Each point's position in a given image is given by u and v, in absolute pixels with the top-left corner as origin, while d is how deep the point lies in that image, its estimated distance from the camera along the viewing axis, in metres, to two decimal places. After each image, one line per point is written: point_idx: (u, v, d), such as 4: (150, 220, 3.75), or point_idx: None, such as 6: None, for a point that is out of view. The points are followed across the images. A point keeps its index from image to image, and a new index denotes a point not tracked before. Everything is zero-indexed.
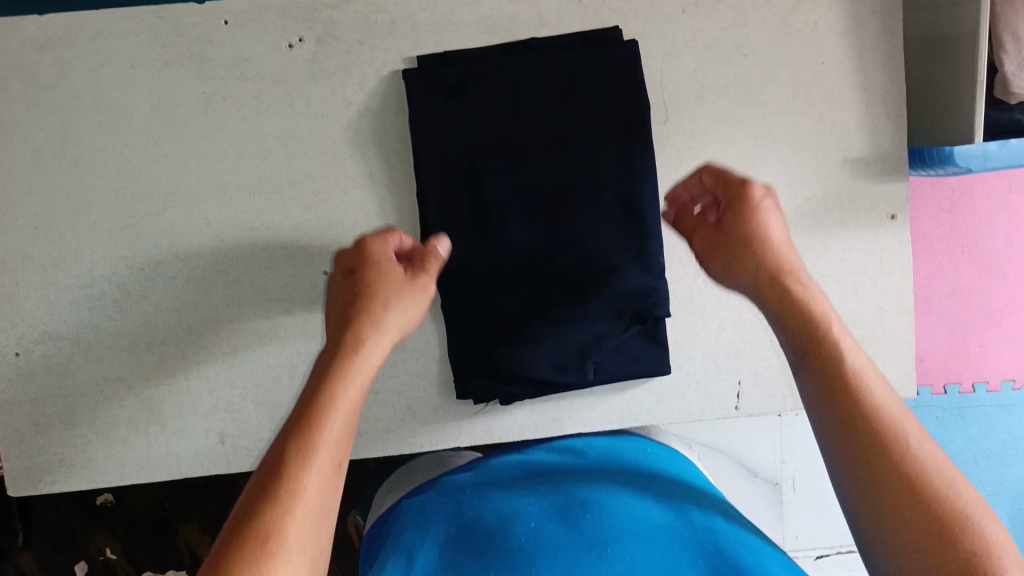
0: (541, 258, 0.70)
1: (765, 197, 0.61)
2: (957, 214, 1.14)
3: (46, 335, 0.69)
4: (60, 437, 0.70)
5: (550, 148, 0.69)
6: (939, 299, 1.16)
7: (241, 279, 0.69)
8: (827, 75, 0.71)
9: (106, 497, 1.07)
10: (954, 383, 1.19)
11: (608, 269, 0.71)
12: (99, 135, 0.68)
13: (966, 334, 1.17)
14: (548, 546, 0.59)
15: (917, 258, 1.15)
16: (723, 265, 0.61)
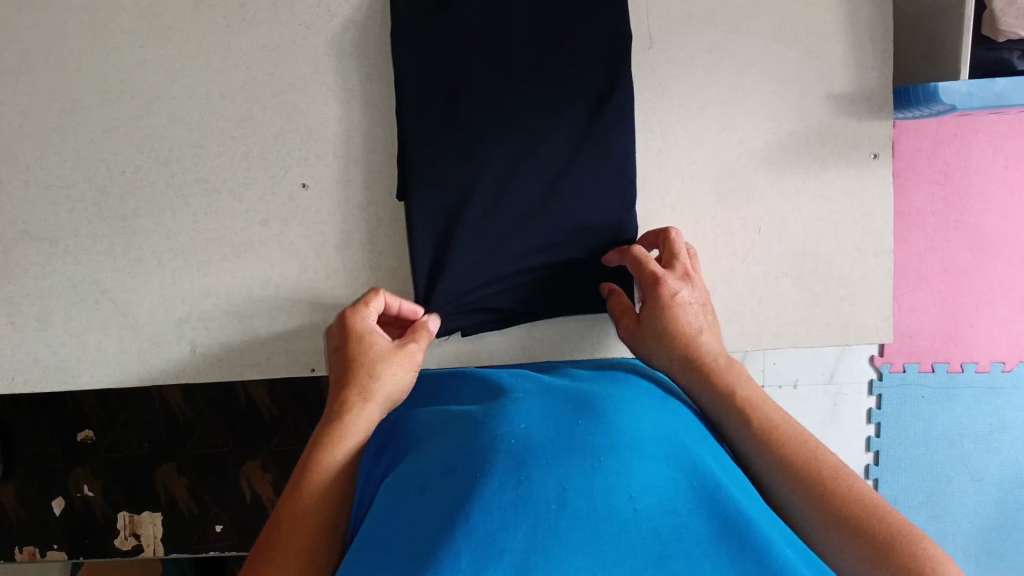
0: (512, 189, 0.70)
1: (678, 289, 0.63)
2: (951, 188, 1.13)
3: (25, 233, 0.69)
4: (35, 337, 0.71)
5: (527, 75, 0.69)
6: (930, 276, 1.15)
7: (219, 187, 0.70)
8: (814, 9, 0.71)
9: (87, 434, 1.07)
10: (943, 362, 1.18)
11: (575, 202, 0.71)
12: (85, 36, 0.68)
13: (957, 312, 1.16)
14: (536, 452, 0.41)
15: (911, 232, 1.14)
16: (645, 348, 0.62)
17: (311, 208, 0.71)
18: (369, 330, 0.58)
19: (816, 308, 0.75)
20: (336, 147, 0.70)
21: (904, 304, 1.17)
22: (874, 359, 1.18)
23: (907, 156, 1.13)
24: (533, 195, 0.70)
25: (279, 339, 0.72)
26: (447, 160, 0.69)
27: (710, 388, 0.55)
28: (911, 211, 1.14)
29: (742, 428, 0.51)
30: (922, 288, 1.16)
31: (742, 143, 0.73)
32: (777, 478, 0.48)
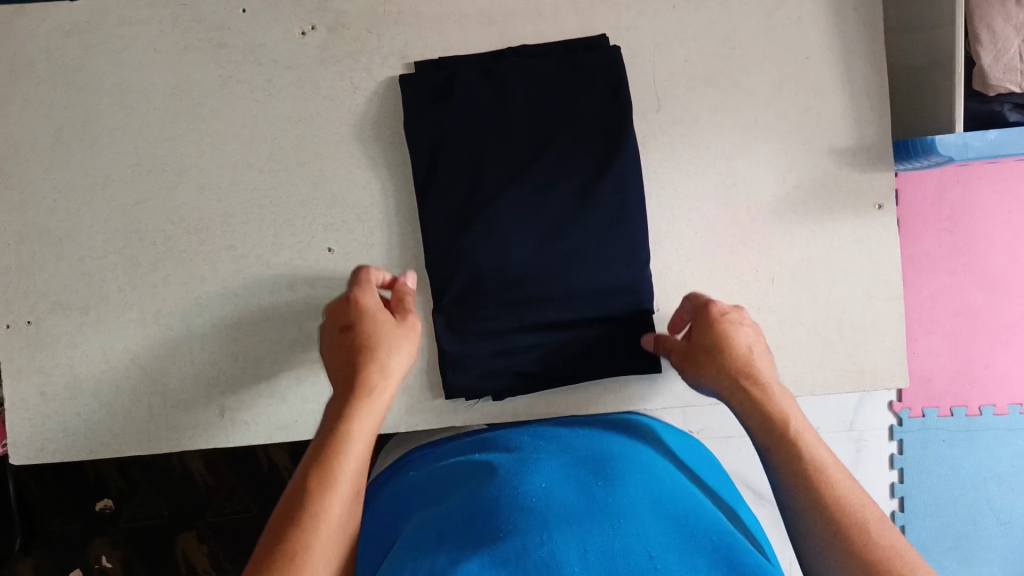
0: (529, 259, 0.72)
1: (734, 315, 0.67)
2: (958, 233, 1.16)
3: (58, 304, 0.71)
4: (66, 407, 0.72)
5: (537, 145, 0.72)
6: (943, 319, 1.17)
7: (247, 254, 0.72)
8: (812, 68, 0.75)
9: (106, 504, 1.07)
10: (960, 405, 1.19)
11: (592, 267, 0.72)
12: (118, 115, 0.71)
13: (972, 353, 1.18)
14: (559, 508, 0.49)
15: (922, 276, 1.17)
16: (695, 371, 0.66)
17: (337, 272, 0.73)
18: (370, 314, 0.63)
19: (831, 354, 0.76)
20: (359, 212, 0.73)
21: (920, 347, 1.18)
22: (893, 404, 1.18)
23: (912, 203, 1.16)
24: (548, 265, 0.72)
25: (307, 402, 0.73)
26: (466, 227, 0.71)
27: (759, 416, 0.61)
28: (919, 257, 1.17)
29: (786, 466, 0.57)
30: (935, 331, 1.18)
31: (751, 197, 0.75)
32: (804, 508, 0.54)
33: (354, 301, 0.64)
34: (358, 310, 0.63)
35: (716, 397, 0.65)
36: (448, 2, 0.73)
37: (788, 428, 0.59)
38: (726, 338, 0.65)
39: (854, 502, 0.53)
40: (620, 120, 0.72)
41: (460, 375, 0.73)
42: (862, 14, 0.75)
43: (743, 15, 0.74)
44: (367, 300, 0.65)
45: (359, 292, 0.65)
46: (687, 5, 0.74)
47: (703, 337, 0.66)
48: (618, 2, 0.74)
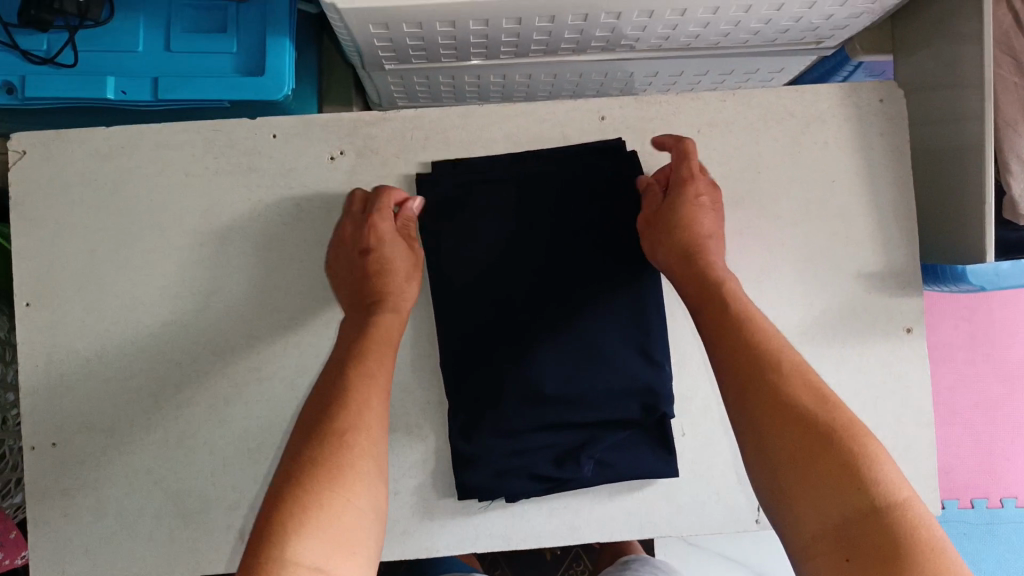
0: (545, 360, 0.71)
1: (704, 196, 0.69)
2: (975, 321, 1.28)
3: (83, 425, 0.71)
4: (87, 529, 0.70)
5: (554, 248, 0.72)
6: (963, 409, 1.28)
7: (273, 375, 0.72)
8: (838, 191, 0.75)
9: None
10: (982, 497, 1.27)
11: (610, 368, 0.71)
12: (150, 237, 0.72)
13: (991, 446, 1.27)
14: None
15: (940, 364, 1.29)
16: (653, 241, 0.69)
17: None
18: (382, 236, 0.68)
19: None
20: None
21: (939, 441, 1.28)
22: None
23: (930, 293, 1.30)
24: (564, 366, 0.71)
25: None
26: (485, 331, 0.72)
27: (703, 282, 0.63)
28: (939, 346, 1.28)
29: (729, 357, 0.57)
30: (956, 422, 1.27)
31: (777, 320, 0.75)
32: (744, 403, 0.54)
33: (371, 223, 0.69)
34: (372, 235, 0.68)
35: (666, 268, 0.67)
36: (476, 127, 0.74)
37: (733, 309, 0.60)
38: (688, 212, 0.67)
39: (801, 399, 0.53)
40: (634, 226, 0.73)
41: (474, 474, 0.71)
42: (888, 139, 0.75)
43: (768, 140, 0.75)
44: (383, 226, 0.69)
45: (372, 215, 0.69)
46: (713, 130, 0.75)
47: (668, 207, 0.68)
48: (643, 127, 0.75)
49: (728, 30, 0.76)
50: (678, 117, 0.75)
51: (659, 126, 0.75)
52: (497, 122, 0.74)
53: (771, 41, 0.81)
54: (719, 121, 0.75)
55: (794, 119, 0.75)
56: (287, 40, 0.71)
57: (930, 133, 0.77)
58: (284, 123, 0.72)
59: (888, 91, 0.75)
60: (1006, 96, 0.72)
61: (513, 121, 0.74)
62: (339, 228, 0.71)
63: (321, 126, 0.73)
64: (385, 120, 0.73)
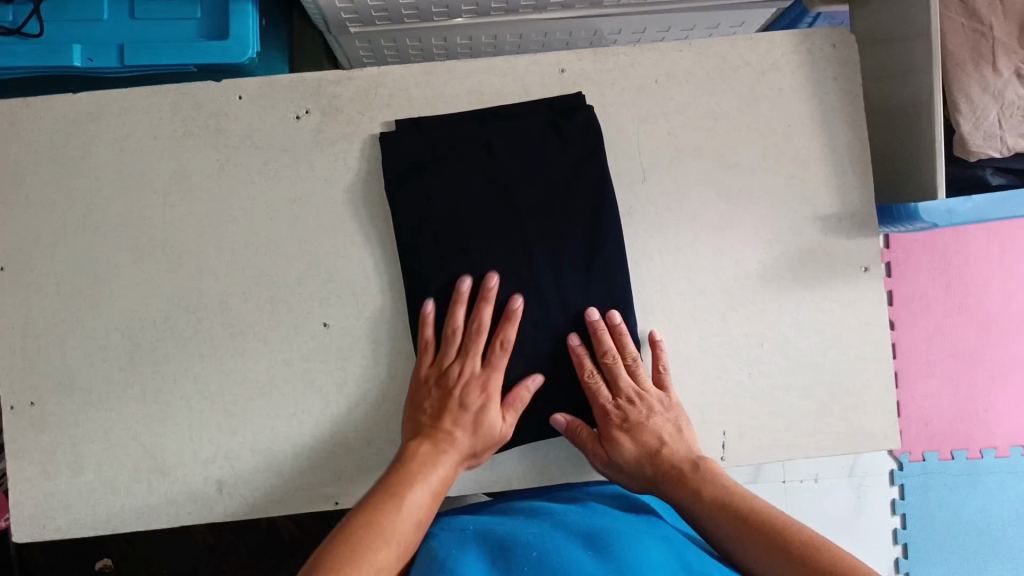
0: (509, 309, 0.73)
1: (619, 323, 0.73)
2: (950, 274, 1.29)
3: (60, 385, 0.73)
4: (66, 484, 0.73)
5: (518, 199, 0.73)
6: (942, 360, 1.28)
7: (246, 331, 0.74)
8: (794, 136, 0.77)
9: (105, 562, 1.21)
10: (962, 448, 1.29)
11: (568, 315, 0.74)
12: (119, 199, 0.73)
13: (970, 396, 1.28)
14: None
15: (918, 317, 1.29)
16: (608, 461, 0.72)
17: (333, 347, 0.74)
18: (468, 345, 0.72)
19: (824, 419, 0.76)
20: (354, 288, 0.74)
21: (919, 392, 1.29)
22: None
23: (903, 243, 1.30)
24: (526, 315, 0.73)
25: (302, 475, 0.74)
26: (448, 276, 0.73)
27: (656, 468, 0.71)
28: (916, 297, 1.29)
29: (717, 526, 0.66)
30: (934, 374, 1.28)
31: (741, 263, 0.76)
32: (727, 533, 0.65)
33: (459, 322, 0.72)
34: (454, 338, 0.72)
35: (637, 484, 0.73)
36: (439, 84, 0.75)
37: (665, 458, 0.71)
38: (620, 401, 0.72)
39: (758, 510, 0.66)
40: (599, 182, 0.74)
41: None
42: (841, 85, 0.77)
43: (725, 88, 0.76)
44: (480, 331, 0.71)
45: (456, 316, 0.72)
46: (670, 80, 0.76)
47: (615, 424, 0.72)
48: (603, 80, 0.76)
49: None
50: (636, 69, 0.76)
51: (618, 76, 0.76)
52: (459, 78, 0.75)
53: None
54: (676, 71, 0.76)
55: (749, 67, 0.77)
56: (248, 5, 0.72)
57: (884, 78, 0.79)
58: (249, 85, 0.74)
59: (841, 37, 0.78)
60: (954, 37, 0.74)
61: (474, 77, 0.75)
62: (420, 319, 0.72)
63: (285, 87, 0.74)
64: (349, 80, 0.74)
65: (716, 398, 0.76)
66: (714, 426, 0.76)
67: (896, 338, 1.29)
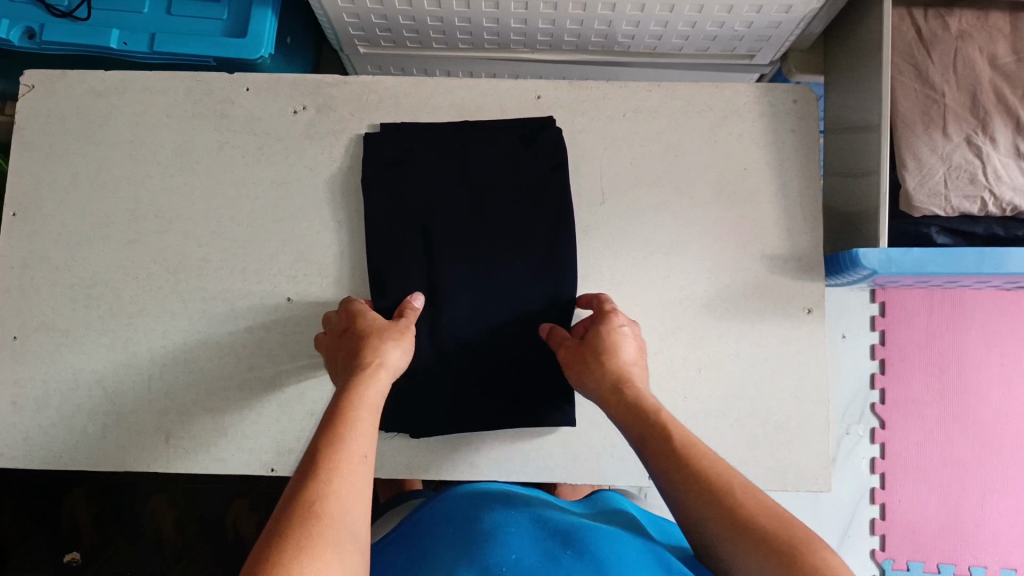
0: (460, 303, 0.77)
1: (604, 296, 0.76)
2: (945, 380, 1.27)
3: (43, 324, 0.79)
4: (30, 416, 0.78)
5: (484, 206, 0.80)
6: (932, 469, 1.26)
7: (216, 296, 0.80)
8: (750, 178, 0.81)
9: (74, 556, 1.25)
10: (949, 563, 1.24)
11: (515, 315, 0.78)
12: (128, 166, 0.82)
13: (960, 509, 1.25)
14: None
15: (908, 420, 1.26)
16: (579, 367, 0.70)
17: (293, 321, 0.79)
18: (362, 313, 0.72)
19: (754, 450, 0.78)
20: (320, 269, 0.80)
21: (905, 497, 1.25)
22: (874, 522, 1.24)
23: (900, 343, 1.28)
24: (476, 311, 0.77)
25: (244, 438, 0.78)
26: (409, 266, 0.78)
27: (616, 395, 0.67)
28: (908, 401, 1.27)
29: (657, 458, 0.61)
30: (923, 480, 1.25)
31: (685, 290, 0.80)
32: (665, 467, 0.60)
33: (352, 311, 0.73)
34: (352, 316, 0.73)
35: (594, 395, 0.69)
36: (425, 97, 0.83)
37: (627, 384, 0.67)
38: (605, 323, 0.72)
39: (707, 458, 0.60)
40: (559, 198, 0.80)
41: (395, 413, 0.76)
42: (800, 136, 0.82)
43: (688, 127, 0.82)
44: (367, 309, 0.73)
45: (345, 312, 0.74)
46: (637, 116, 0.82)
47: (594, 340, 0.71)
48: (575, 108, 0.82)
49: (660, 32, 0.84)
50: (606, 102, 0.82)
51: (590, 107, 0.82)
52: (443, 93, 0.83)
53: (704, 48, 0.88)
54: (644, 108, 0.82)
55: (711, 112, 0.82)
56: (268, 10, 0.82)
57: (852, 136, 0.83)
58: (257, 79, 0.82)
59: (802, 93, 0.82)
60: (906, 100, 0.78)
61: (458, 93, 0.83)
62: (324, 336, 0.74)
63: (288, 84, 0.82)
64: (344, 84, 0.82)
65: None
66: None
67: (885, 438, 1.26)
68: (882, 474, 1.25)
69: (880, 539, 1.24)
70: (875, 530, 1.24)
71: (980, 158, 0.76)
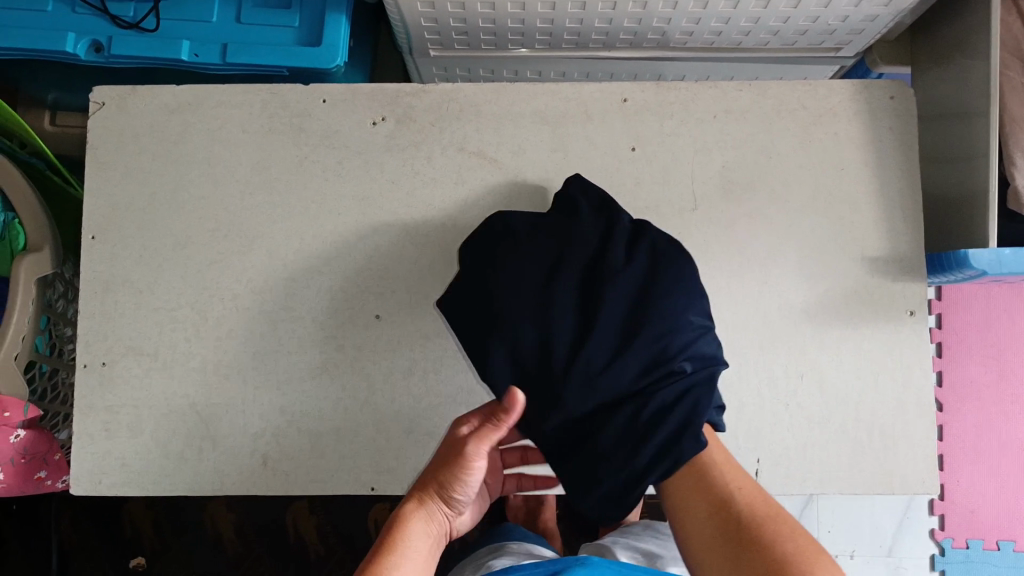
0: (611, 369, 0.62)
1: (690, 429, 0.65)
2: (1002, 361, 1.19)
3: (130, 349, 0.78)
4: (125, 443, 0.77)
5: (583, 280, 0.67)
6: (990, 450, 1.19)
7: (304, 316, 0.78)
8: (847, 179, 0.79)
9: (140, 561, 1.23)
10: (1010, 540, 1.19)
11: (676, 376, 0.62)
12: (207, 184, 0.80)
13: (1020, 491, 1.19)
14: None
15: (965, 403, 1.19)
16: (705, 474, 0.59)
17: (383, 338, 0.78)
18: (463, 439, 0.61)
19: (859, 457, 0.76)
20: (407, 283, 0.78)
21: (965, 479, 1.19)
22: (933, 503, 1.20)
23: (958, 326, 1.20)
24: (640, 380, 0.62)
25: (344, 458, 0.76)
26: (518, 351, 0.65)
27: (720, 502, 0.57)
28: (965, 383, 1.19)
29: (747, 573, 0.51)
30: (981, 461, 1.19)
31: (784, 297, 0.78)
32: None
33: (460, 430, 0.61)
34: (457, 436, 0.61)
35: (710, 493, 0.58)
36: (507, 103, 0.80)
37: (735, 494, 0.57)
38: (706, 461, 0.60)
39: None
40: (664, 270, 0.66)
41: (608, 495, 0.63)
42: (898, 134, 0.79)
43: (780, 127, 0.79)
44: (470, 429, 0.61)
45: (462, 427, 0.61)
46: (727, 117, 0.79)
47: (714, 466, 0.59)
48: (664, 110, 0.79)
49: (748, 28, 0.81)
50: (695, 103, 0.79)
51: (678, 108, 0.79)
52: (527, 98, 0.80)
53: (792, 43, 0.85)
54: (735, 109, 0.79)
55: (806, 110, 0.80)
56: (342, 17, 0.79)
57: (956, 124, 0.80)
58: (334, 90, 0.80)
59: (899, 89, 0.80)
60: (1013, 94, 0.76)
61: (542, 98, 0.80)
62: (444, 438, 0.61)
63: (367, 94, 0.80)
64: (425, 93, 0.80)
65: (751, 425, 0.76)
66: (749, 453, 0.76)
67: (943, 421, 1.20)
68: (941, 456, 1.20)
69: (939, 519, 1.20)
70: (934, 510, 1.20)
71: None
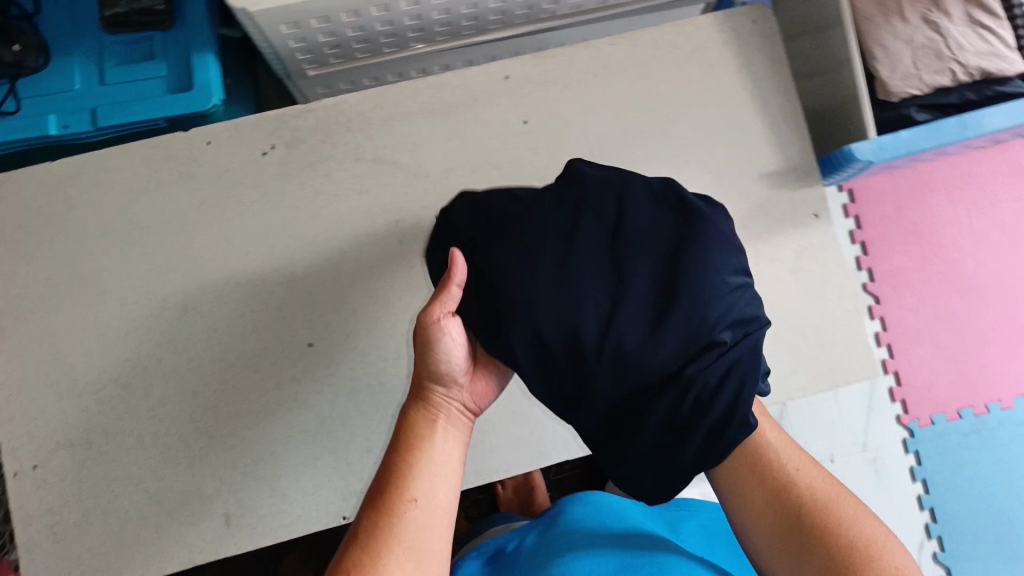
0: (648, 348, 0.56)
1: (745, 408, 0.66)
2: (922, 243, 1.27)
3: (60, 443, 0.74)
4: (74, 541, 0.73)
5: (604, 250, 0.58)
6: (931, 328, 1.25)
7: (236, 362, 0.76)
8: (730, 104, 0.82)
9: None
10: (968, 406, 1.24)
11: (721, 352, 0.57)
12: (104, 255, 0.77)
13: (965, 361, 1.25)
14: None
15: (900, 291, 1.25)
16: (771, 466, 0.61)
17: (321, 365, 0.76)
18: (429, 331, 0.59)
19: (804, 361, 0.78)
20: (333, 304, 0.77)
21: (915, 361, 1.24)
22: (892, 391, 1.23)
23: (875, 222, 1.26)
24: (676, 359, 0.56)
25: (308, 495, 0.74)
26: (539, 345, 0.57)
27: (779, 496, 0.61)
28: (894, 272, 1.26)
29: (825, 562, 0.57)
30: (924, 342, 1.24)
31: None
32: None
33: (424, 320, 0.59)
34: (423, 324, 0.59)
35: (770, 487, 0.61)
36: (392, 105, 0.80)
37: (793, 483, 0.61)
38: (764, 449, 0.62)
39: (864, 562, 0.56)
40: (698, 229, 0.58)
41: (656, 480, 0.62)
42: (766, 53, 0.83)
43: (658, 70, 0.82)
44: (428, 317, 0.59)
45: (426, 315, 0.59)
46: (606, 72, 0.81)
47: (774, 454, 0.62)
48: (545, 79, 0.81)
49: None
50: (574, 66, 0.81)
51: (558, 74, 0.81)
52: (410, 96, 0.80)
53: None
54: (612, 63, 0.82)
55: (679, 50, 0.82)
56: (208, 55, 0.78)
57: (817, 32, 0.84)
58: (215, 130, 0.79)
59: (759, 12, 0.83)
60: None
61: (425, 92, 0.80)
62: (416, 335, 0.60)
63: (249, 126, 0.79)
64: (308, 112, 0.79)
65: None
66: None
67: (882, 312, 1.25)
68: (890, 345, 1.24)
69: (902, 406, 1.23)
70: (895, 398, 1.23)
71: (940, 33, 0.82)
